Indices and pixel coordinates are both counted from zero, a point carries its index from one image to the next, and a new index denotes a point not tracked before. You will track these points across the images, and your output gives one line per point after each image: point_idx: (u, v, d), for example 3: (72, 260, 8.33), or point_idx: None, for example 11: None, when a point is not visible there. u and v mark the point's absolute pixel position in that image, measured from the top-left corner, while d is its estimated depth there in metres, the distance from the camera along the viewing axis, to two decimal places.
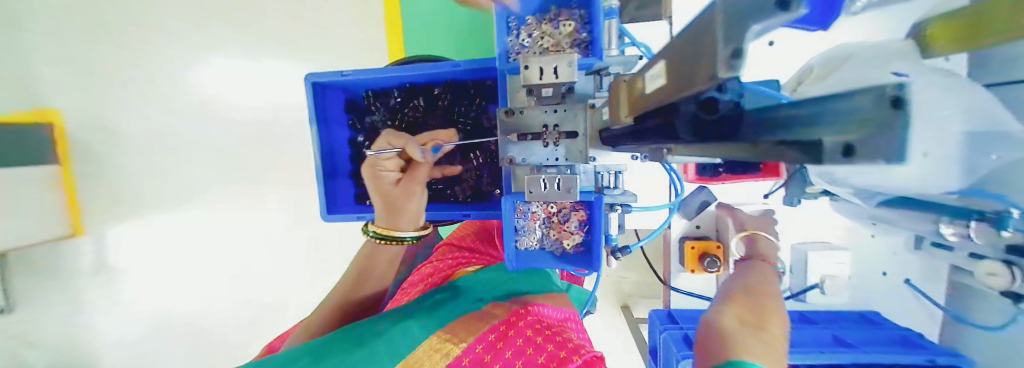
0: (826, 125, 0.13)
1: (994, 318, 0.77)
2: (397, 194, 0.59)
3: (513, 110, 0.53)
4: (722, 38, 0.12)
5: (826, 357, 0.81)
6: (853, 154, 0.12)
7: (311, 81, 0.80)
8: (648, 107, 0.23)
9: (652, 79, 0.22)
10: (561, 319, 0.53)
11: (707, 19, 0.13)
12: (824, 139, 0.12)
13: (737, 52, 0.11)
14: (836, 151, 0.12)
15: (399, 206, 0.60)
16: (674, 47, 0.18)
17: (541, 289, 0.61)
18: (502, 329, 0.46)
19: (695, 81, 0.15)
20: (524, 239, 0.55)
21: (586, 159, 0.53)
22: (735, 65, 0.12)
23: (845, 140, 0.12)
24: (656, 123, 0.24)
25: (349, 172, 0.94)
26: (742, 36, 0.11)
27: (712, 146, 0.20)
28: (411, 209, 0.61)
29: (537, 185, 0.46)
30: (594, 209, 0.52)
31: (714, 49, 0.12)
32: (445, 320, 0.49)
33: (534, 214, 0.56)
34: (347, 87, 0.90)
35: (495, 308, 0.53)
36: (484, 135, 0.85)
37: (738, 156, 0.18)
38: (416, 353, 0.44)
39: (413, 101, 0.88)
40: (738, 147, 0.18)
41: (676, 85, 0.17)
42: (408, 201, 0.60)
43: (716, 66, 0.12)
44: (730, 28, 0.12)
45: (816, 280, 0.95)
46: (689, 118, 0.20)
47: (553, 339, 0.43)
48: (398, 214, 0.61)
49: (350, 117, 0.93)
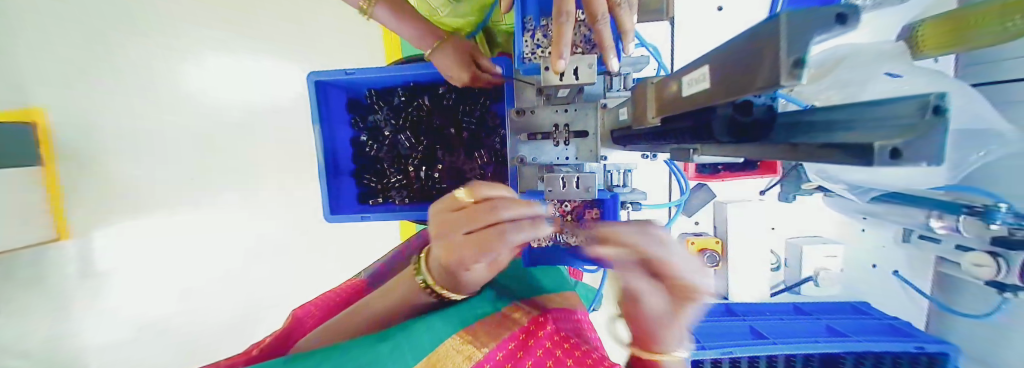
0: (866, 131, 0.14)
1: (981, 307, 0.84)
2: (466, 271, 0.46)
3: (524, 109, 0.54)
4: (783, 49, 0.13)
5: (821, 346, 0.84)
6: (898, 157, 0.12)
7: (313, 80, 0.80)
8: (682, 108, 0.24)
9: (687, 83, 0.23)
10: (575, 324, 0.54)
11: (767, 30, 0.14)
12: (875, 141, 0.13)
13: (799, 62, 0.12)
14: (880, 152, 0.13)
15: (462, 279, 0.49)
16: (719, 53, 0.19)
17: (556, 287, 0.63)
18: (522, 337, 0.47)
19: (749, 86, 0.15)
20: (536, 236, 0.56)
21: (596, 158, 0.54)
22: (800, 75, 0.13)
23: (890, 140, 0.13)
24: (689, 123, 0.25)
25: (352, 171, 0.94)
26: (803, 47, 0.12)
27: (749, 146, 0.21)
28: (476, 280, 0.50)
29: (556, 184, 0.47)
30: (610, 208, 0.54)
31: (775, 56, 0.13)
32: (467, 319, 0.49)
33: (549, 210, 0.57)
34: (349, 86, 0.89)
35: (514, 311, 0.52)
36: (489, 134, 0.86)
37: (775, 157, 0.19)
38: (439, 349, 0.43)
39: (416, 100, 0.88)
40: (777, 149, 0.19)
41: (724, 91, 0.18)
42: (467, 279, 0.49)
43: (779, 75, 0.13)
44: (793, 38, 0.12)
45: (810, 273, 0.98)
46: (724, 120, 0.21)
47: (572, 353, 0.45)
48: (461, 285, 0.50)
49: (352, 116, 0.92)
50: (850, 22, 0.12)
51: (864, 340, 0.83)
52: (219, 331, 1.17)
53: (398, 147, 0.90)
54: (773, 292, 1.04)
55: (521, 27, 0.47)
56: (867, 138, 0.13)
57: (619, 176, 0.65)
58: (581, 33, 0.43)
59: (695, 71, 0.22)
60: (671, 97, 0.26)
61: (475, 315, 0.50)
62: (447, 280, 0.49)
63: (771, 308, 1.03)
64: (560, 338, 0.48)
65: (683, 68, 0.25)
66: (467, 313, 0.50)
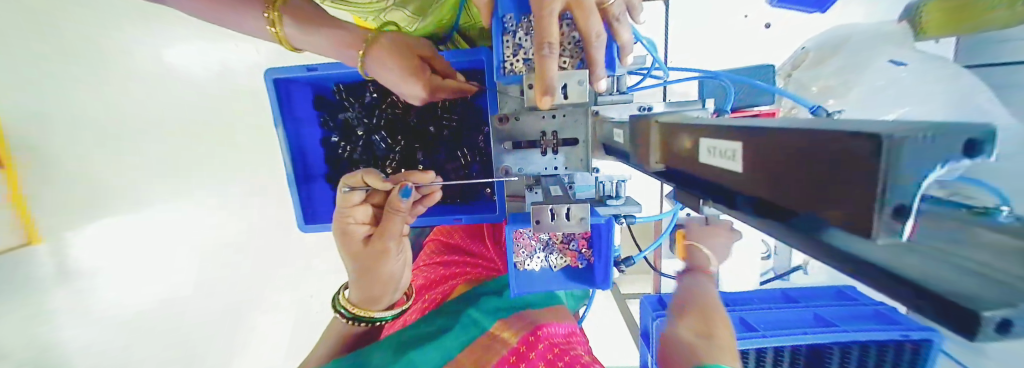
0: (977, 285, 0.11)
1: None
2: (400, 251, 0.63)
3: (508, 117, 0.50)
4: (905, 169, 0.09)
5: (809, 338, 0.80)
6: (1010, 331, 0.10)
7: (272, 77, 0.72)
8: (703, 176, 0.20)
9: (704, 148, 0.19)
10: (566, 335, 0.61)
11: (852, 136, 0.11)
12: (985, 313, 0.10)
13: (976, 145, 0.09)
14: (991, 326, 0.10)
15: (375, 270, 0.61)
16: (752, 125, 0.16)
17: (545, 302, 0.69)
18: (512, 360, 0.54)
19: (833, 198, 0.12)
20: (523, 261, 0.50)
21: (587, 166, 0.50)
22: (897, 221, 0.10)
23: (1009, 313, 0.10)
24: (714, 193, 0.20)
25: (325, 175, 0.85)
26: (906, 187, 0.10)
27: (767, 223, 0.18)
28: (388, 286, 0.64)
29: (545, 215, 0.38)
30: (602, 231, 0.46)
31: (865, 187, 0.10)
32: (458, 346, 0.58)
33: (537, 236, 0.49)
34: (313, 82, 0.80)
35: (502, 331, 0.60)
36: (470, 132, 0.81)
37: (795, 240, 0.17)
38: (459, 356, 0.57)
39: (391, 97, 0.80)
40: (804, 237, 0.16)
41: (755, 162, 0.16)
42: (382, 261, 0.60)
43: (869, 209, 0.10)
44: (893, 182, 0.10)
45: (800, 262, 1.00)
46: (746, 200, 0.18)
47: (561, 358, 0.54)
48: (368, 294, 0.63)
49: (321, 113, 0.84)
50: (981, 155, 0.09)
51: (852, 330, 0.80)
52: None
53: (373, 148, 0.83)
54: (763, 280, 1.05)
55: (500, 26, 0.42)
56: (963, 282, 0.11)
57: (611, 185, 0.58)
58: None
59: (721, 143, 0.18)
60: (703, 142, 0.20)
61: (460, 344, 0.59)
62: (357, 295, 0.63)
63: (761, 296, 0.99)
64: (557, 351, 0.56)
65: (665, 114, 0.25)
66: (449, 345, 0.58)
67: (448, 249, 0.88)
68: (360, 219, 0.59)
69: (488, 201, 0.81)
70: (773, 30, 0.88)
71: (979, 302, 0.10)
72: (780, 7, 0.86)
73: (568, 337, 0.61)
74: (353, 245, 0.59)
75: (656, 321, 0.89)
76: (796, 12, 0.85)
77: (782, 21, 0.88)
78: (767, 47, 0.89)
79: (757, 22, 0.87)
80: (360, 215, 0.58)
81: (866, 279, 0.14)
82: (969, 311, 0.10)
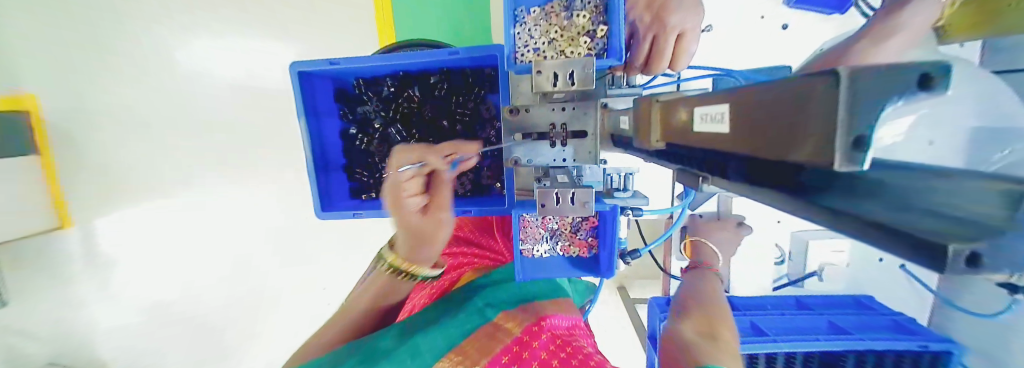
0: (937, 224, 0.12)
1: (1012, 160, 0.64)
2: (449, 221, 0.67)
3: (518, 108, 0.51)
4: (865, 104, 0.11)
5: (820, 344, 0.78)
6: (979, 266, 0.11)
7: (297, 70, 0.72)
8: (696, 144, 0.23)
9: (700, 118, 0.22)
10: (568, 328, 0.62)
11: (818, 76, 0.13)
12: (948, 243, 0.11)
13: (930, 77, 0.10)
14: (962, 262, 0.11)
15: (428, 238, 0.64)
16: (746, 92, 0.18)
17: (549, 294, 0.70)
18: (516, 349, 0.55)
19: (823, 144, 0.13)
20: (529, 248, 0.52)
21: (596, 160, 0.50)
22: (858, 155, 0.12)
23: (975, 244, 0.11)
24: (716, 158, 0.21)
25: (343, 166, 0.88)
26: (866, 120, 0.11)
27: (765, 193, 0.20)
28: (436, 253, 0.68)
29: (550, 199, 0.40)
30: (607, 221, 0.48)
31: (831, 121, 0.12)
32: (461, 336, 0.58)
33: (544, 223, 0.51)
34: (335, 76, 0.83)
35: (507, 321, 0.61)
36: (483, 127, 0.83)
37: (782, 205, 0.19)
38: (463, 342, 0.57)
39: (408, 90, 0.83)
40: (798, 200, 0.17)
41: (755, 126, 0.17)
42: (438, 230, 0.64)
43: (835, 155, 0.12)
44: (856, 112, 0.11)
45: (814, 268, 0.94)
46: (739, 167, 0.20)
47: (564, 351, 0.55)
48: (416, 260, 0.66)
49: (341, 106, 0.87)
50: (936, 88, 0.10)
51: (866, 338, 0.78)
52: (219, 310, 1.08)
53: (390, 140, 0.86)
54: (775, 286, 0.99)
55: (513, 18, 0.47)
56: (919, 220, 0.13)
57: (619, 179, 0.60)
58: (598, 40, 0.45)
59: (714, 108, 0.21)
60: (706, 102, 0.22)
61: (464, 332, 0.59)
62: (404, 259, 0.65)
63: (774, 302, 0.96)
64: (561, 342, 0.57)
65: (666, 95, 0.28)
66: (454, 333, 0.59)
67: (457, 241, 0.90)
68: (415, 189, 0.60)
69: (498, 196, 0.82)
70: (790, 30, 0.87)
71: (953, 234, 0.11)
72: (796, 8, 0.85)
73: (571, 329, 0.62)
74: (410, 215, 0.60)
75: (663, 322, 0.88)
76: (814, 12, 0.84)
77: (799, 21, 0.86)
78: (783, 48, 0.88)
79: (773, 22, 0.86)
80: (417, 186, 0.59)
81: (853, 232, 0.15)
82: (940, 245, 0.11)
